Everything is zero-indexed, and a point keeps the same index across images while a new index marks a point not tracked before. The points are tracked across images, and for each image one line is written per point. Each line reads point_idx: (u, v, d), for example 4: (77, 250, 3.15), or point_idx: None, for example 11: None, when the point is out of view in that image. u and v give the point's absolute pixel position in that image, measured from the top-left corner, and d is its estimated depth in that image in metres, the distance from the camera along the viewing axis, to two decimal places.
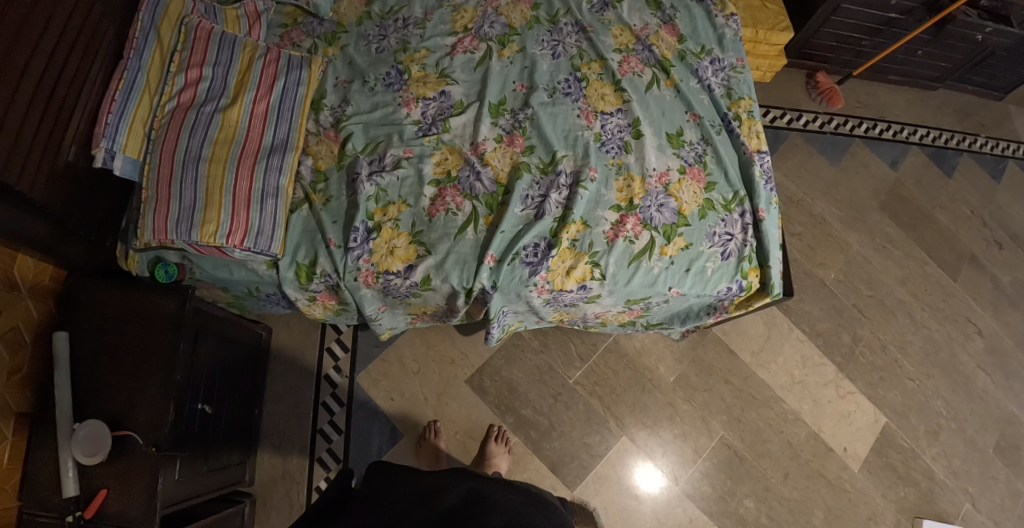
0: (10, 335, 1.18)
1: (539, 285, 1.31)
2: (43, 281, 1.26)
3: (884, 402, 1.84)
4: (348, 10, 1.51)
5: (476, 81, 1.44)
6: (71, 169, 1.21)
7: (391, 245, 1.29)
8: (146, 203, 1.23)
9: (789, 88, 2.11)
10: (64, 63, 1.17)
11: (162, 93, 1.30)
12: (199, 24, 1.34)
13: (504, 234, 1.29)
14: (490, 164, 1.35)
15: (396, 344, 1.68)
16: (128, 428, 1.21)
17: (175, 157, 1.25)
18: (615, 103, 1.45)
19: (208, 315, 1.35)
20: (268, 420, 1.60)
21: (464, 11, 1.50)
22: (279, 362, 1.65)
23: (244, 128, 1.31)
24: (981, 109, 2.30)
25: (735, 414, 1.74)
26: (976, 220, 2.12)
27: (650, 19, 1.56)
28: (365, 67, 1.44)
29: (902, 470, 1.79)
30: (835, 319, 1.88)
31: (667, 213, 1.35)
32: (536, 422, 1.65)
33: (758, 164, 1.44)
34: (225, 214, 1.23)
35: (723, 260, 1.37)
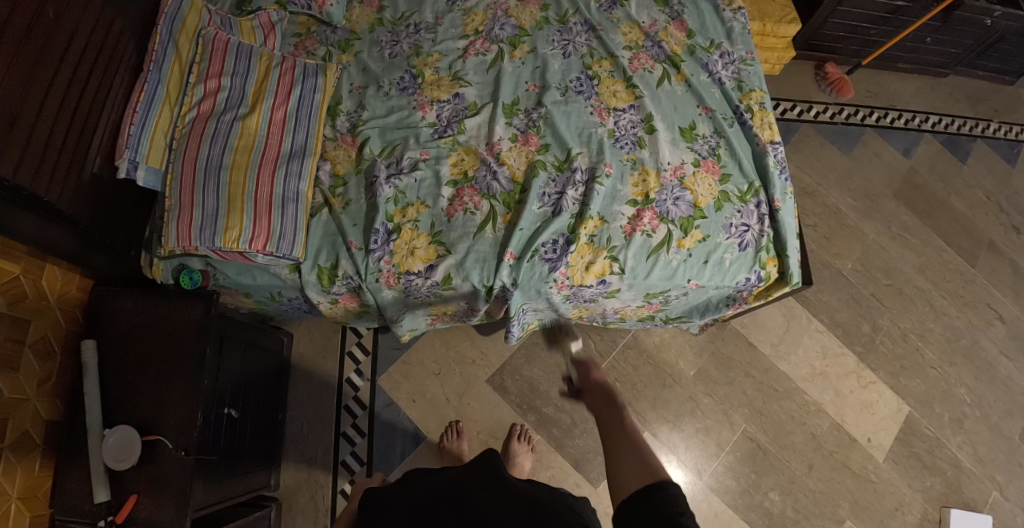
0: (40, 344, 1.21)
1: (560, 282, 1.32)
2: (71, 291, 1.29)
3: (907, 391, 1.83)
4: (360, 18, 1.54)
5: (489, 83, 1.46)
6: (96, 181, 1.24)
7: (411, 246, 1.30)
8: (170, 212, 1.26)
9: (798, 80, 2.11)
10: (88, 76, 1.20)
11: (183, 104, 1.33)
12: (216, 35, 1.37)
13: (523, 231, 1.30)
14: (506, 163, 1.36)
15: (416, 346, 1.69)
16: (157, 432, 1.23)
17: (197, 166, 1.27)
18: (627, 99, 1.46)
19: (234, 321, 1.37)
20: (292, 425, 1.61)
21: (475, 14, 1.53)
22: (301, 367, 1.66)
23: (263, 135, 1.33)
24: (992, 93, 2.30)
25: (757, 407, 1.73)
26: (992, 206, 2.11)
27: (658, 16, 1.58)
28: (379, 72, 1.47)
29: (928, 459, 1.78)
30: (855, 309, 1.88)
31: (683, 206, 1.36)
32: (558, 419, 1.65)
33: (772, 155, 1.45)
34: (247, 219, 1.26)
35: (741, 251, 1.37)
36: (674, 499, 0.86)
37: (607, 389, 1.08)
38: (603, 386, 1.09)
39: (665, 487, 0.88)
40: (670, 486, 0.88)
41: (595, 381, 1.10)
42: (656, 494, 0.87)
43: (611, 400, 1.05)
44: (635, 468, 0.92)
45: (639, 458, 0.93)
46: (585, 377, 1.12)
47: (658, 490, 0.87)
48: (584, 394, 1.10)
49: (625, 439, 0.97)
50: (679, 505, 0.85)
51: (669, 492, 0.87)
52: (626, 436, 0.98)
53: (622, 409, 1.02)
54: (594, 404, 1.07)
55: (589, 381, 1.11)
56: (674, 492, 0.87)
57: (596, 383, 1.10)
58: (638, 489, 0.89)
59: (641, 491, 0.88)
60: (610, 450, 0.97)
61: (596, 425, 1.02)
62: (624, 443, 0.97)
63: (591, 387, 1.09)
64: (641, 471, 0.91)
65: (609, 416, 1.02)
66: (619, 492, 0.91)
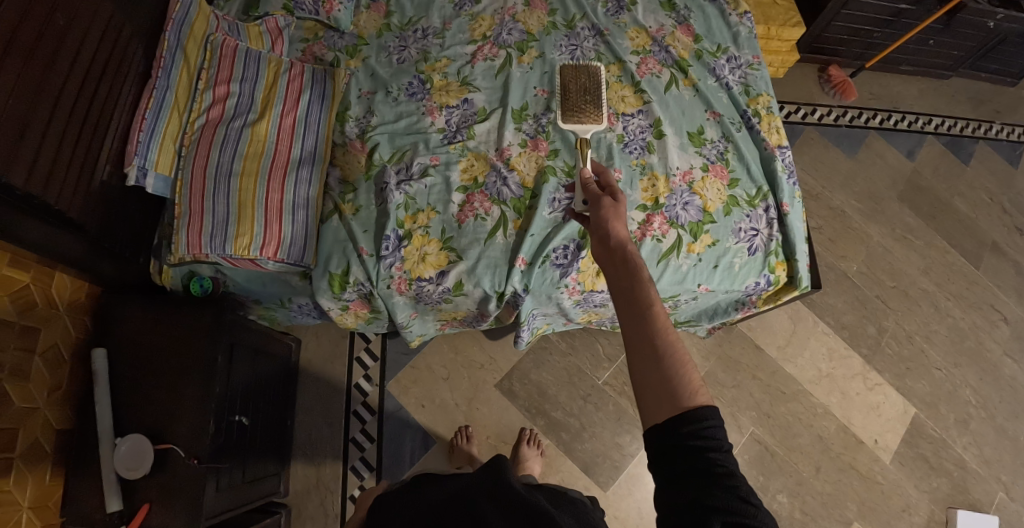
0: (50, 354, 1.20)
1: (570, 287, 1.33)
2: (80, 299, 1.28)
3: (913, 392, 1.84)
4: (368, 23, 1.54)
5: (498, 88, 1.46)
6: (105, 188, 1.23)
7: (422, 252, 1.30)
8: (180, 219, 1.25)
9: (802, 83, 2.12)
10: (98, 83, 1.19)
11: (191, 111, 1.33)
12: (224, 41, 1.38)
13: (534, 237, 1.31)
14: (516, 169, 1.36)
15: (425, 351, 1.69)
16: (169, 441, 1.22)
17: (206, 173, 1.27)
18: (635, 104, 1.46)
19: (245, 327, 1.37)
20: (300, 431, 1.61)
21: (482, 19, 1.54)
22: (309, 373, 1.66)
23: (272, 142, 1.33)
24: (994, 95, 2.31)
25: (765, 410, 1.74)
26: (995, 207, 2.13)
27: (665, 20, 1.59)
28: (387, 77, 1.46)
29: (934, 460, 1.78)
30: (860, 311, 1.89)
31: (692, 211, 1.36)
32: (567, 423, 1.65)
33: (780, 159, 1.46)
34: (258, 226, 1.26)
35: (750, 255, 1.38)
36: (708, 434, 0.84)
37: (630, 257, 1.00)
38: (625, 253, 1.01)
39: (698, 419, 0.84)
40: (705, 414, 0.84)
41: (615, 241, 1.04)
42: (687, 429, 0.84)
43: (636, 278, 0.97)
44: (663, 385, 0.87)
45: (668, 374, 0.88)
46: (604, 234, 1.05)
47: (692, 424, 0.84)
48: (605, 252, 1.04)
49: (651, 342, 0.90)
50: (712, 440, 0.83)
51: (704, 425, 0.84)
52: (652, 336, 0.91)
53: (647, 295, 0.94)
54: (615, 274, 1.00)
55: (607, 236, 1.05)
56: (708, 425, 0.84)
57: (619, 244, 1.03)
58: (666, 418, 0.86)
59: (671, 421, 0.85)
60: (634, 348, 0.92)
61: (618, 305, 0.96)
62: (650, 347, 0.90)
63: (613, 249, 1.03)
64: (669, 391, 0.87)
65: (635, 295, 0.95)
66: (643, 404, 0.89)
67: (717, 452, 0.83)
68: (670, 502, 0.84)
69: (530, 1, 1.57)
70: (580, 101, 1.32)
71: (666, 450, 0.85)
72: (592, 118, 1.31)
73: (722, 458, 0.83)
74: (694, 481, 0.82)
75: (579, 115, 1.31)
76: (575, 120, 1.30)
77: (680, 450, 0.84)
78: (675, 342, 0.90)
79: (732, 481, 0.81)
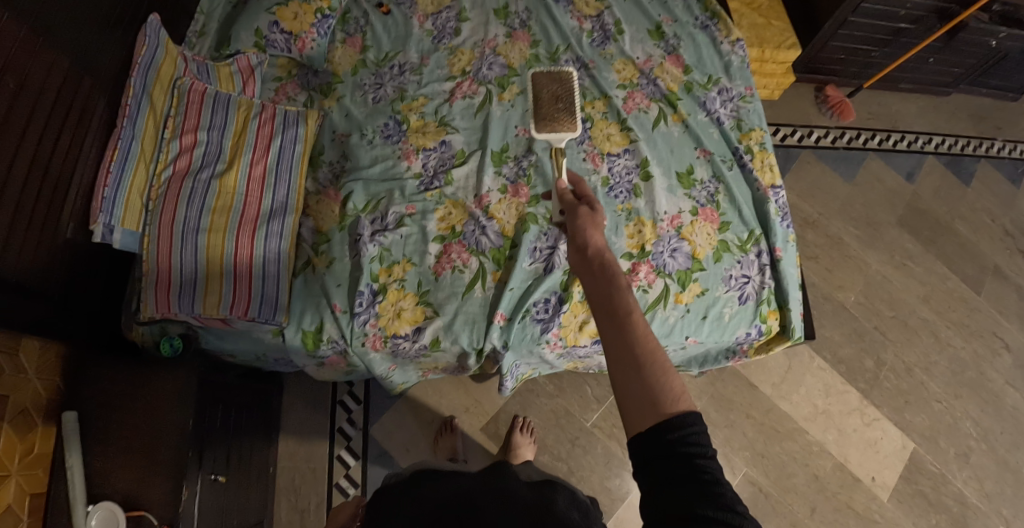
0: (19, 419, 1.12)
1: (551, 342, 1.29)
2: (49, 361, 1.21)
3: (912, 427, 1.77)
4: (343, 59, 1.48)
5: (477, 128, 1.41)
6: (71, 245, 1.18)
7: (398, 307, 1.25)
8: (147, 277, 1.20)
9: (798, 104, 2.08)
10: (56, 141, 1.12)
11: (158, 161, 1.25)
12: (192, 86, 1.31)
13: (513, 291, 1.27)
14: (496, 217, 1.32)
15: (411, 392, 1.65)
16: (141, 507, 1.14)
17: (174, 229, 1.21)
18: (621, 143, 1.40)
19: (219, 386, 1.34)
20: (281, 478, 1.55)
21: (461, 54, 1.48)
22: (291, 418, 1.60)
23: (242, 193, 1.28)
24: (996, 111, 2.25)
25: (758, 449, 1.69)
26: (997, 229, 2.06)
27: (653, 50, 1.54)
28: (362, 119, 1.40)
29: (933, 496, 1.71)
30: (857, 344, 1.83)
31: (680, 258, 1.31)
32: (555, 468, 1.61)
33: (773, 201, 1.41)
34: (227, 285, 1.22)
35: (740, 305, 1.33)
36: (693, 438, 0.76)
37: (606, 262, 0.93)
38: (601, 258, 0.93)
39: (684, 425, 0.77)
40: (689, 420, 0.77)
41: (591, 248, 0.95)
42: (672, 438, 0.77)
43: (612, 284, 0.90)
44: (644, 392, 0.80)
45: (649, 381, 0.80)
46: (579, 239, 0.97)
47: (676, 431, 0.77)
48: (580, 261, 0.96)
49: (631, 349, 0.82)
50: (698, 447, 0.76)
51: (690, 431, 0.77)
52: (632, 343, 0.83)
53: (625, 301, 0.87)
54: (590, 280, 0.92)
55: (582, 244, 0.96)
56: (693, 431, 0.77)
57: (595, 253, 0.94)
58: (650, 427, 0.78)
59: (654, 430, 0.77)
60: (613, 358, 0.84)
61: (594, 314, 0.88)
62: (629, 355, 0.82)
63: (588, 257, 0.95)
64: (651, 400, 0.79)
65: (612, 302, 0.87)
66: (626, 417, 0.81)
67: (703, 457, 0.76)
68: (655, 516, 0.75)
69: (512, 33, 1.51)
70: (553, 109, 1.17)
71: (649, 461, 0.77)
72: (568, 127, 1.15)
73: (709, 465, 0.76)
74: (680, 489, 0.74)
75: (552, 123, 1.16)
76: (549, 128, 1.15)
77: (664, 459, 0.76)
78: (655, 348, 0.83)
79: (720, 489, 0.74)
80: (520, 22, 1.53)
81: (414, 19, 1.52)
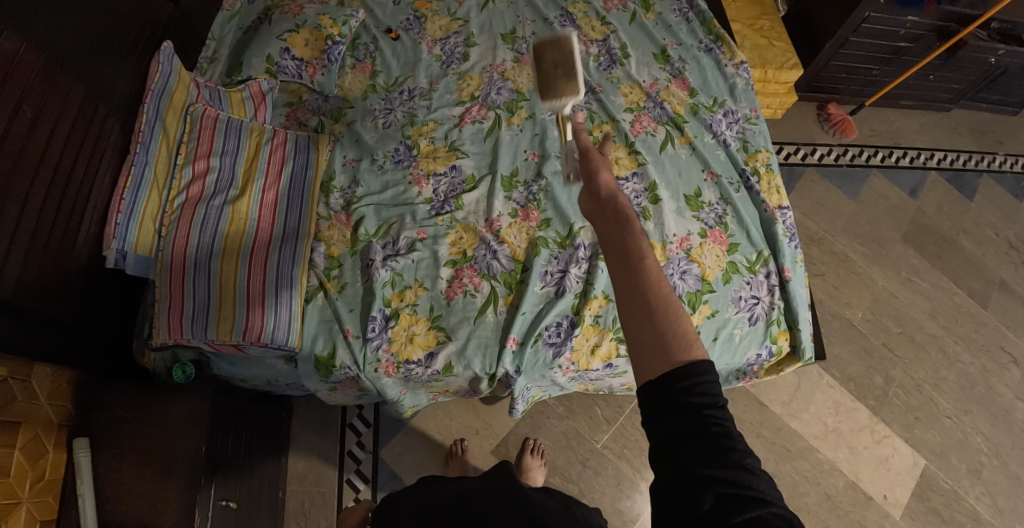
0: (31, 445, 1.11)
1: (564, 366, 1.30)
2: (63, 385, 1.20)
3: (923, 443, 1.77)
4: (353, 85, 1.49)
5: (487, 153, 1.43)
6: (84, 272, 1.16)
7: (410, 332, 1.26)
8: (159, 302, 1.18)
9: (801, 122, 2.10)
10: (71, 168, 1.12)
11: (170, 188, 1.24)
12: (205, 112, 1.30)
13: (525, 315, 1.28)
14: (507, 241, 1.33)
15: (421, 414, 1.65)
16: None
17: (186, 255, 1.20)
18: (629, 166, 1.42)
19: (230, 412, 1.33)
20: (291, 502, 1.54)
21: (469, 78, 1.50)
22: (301, 441, 1.60)
23: (254, 219, 1.27)
24: (996, 125, 2.27)
25: (769, 468, 1.68)
26: (1002, 243, 2.07)
27: (659, 74, 1.57)
28: (372, 144, 1.42)
29: (946, 513, 1.70)
30: (866, 361, 1.83)
31: (690, 280, 1.32)
32: (566, 489, 1.60)
33: (781, 222, 1.42)
34: (239, 310, 1.20)
35: (751, 326, 1.34)
36: (704, 389, 0.74)
37: (619, 208, 0.91)
38: (616, 203, 0.92)
39: (695, 375, 0.75)
40: (700, 368, 0.75)
41: (604, 193, 0.94)
42: (683, 386, 0.75)
43: (625, 228, 0.88)
44: (654, 338, 0.78)
45: (660, 326, 0.79)
46: (593, 185, 0.95)
47: (687, 380, 0.75)
48: (593, 205, 0.94)
49: (644, 294, 0.81)
50: (709, 397, 0.74)
51: (701, 379, 0.75)
52: (644, 288, 0.82)
53: (636, 244, 0.85)
54: (603, 225, 0.91)
55: (597, 189, 0.94)
56: (705, 380, 0.75)
57: (609, 198, 0.93)
58: (658, 375, 0.76)
59: (665, 376, 0.76)
60: (624, 301, 0.82)
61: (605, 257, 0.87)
62: (641, 299, 0.81)
63: (602, 201, 0.93)
64: (660, 345, 0.77)
65: (626, 247, 0.86)
66: (635, 362, 0.80)
67: (714, 409, 0.74)
68: (665, 467, 0.74)
69: (519, 58, 1.54)
70: None
71: (659, 410, 0.75)
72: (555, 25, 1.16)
73: (721, 418, 0.74)
74: (690, 442, 0.73)
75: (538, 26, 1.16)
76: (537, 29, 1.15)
77: (674, 408, 0.75)
78: (665, 293, 0.81)
79: (730, 444, 0.73)
80: (527, 46, 1.56)
81: (423, 44, 1.55)
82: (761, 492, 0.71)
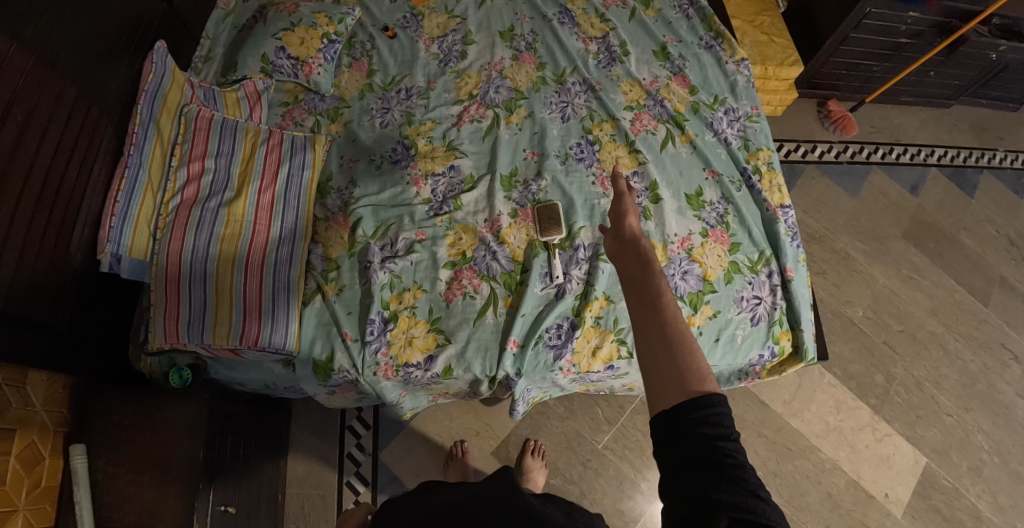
0: (27, 452, 1.09)
1: (565, 369, 1.28)
2: (59, 390, 1.18)
3: (924, 441, 1.76)
4: (350, 84, 1.48)
5: (485, 152, 1.41)
6: (78, 277, 1.15)
7: (409, 335, 1.25)
8: (155, 307, 1.17)
9: (801, 119, 2.09)
10: (64, 170, 1.10)
11: (165, 190, 1.22)
12: (199, 112, 1.29)
13: (525, 317, 1.27)
14: (507, 242, 1.32)
15: (421, 416, 1.64)
16: None
17: (182, 259, 1.18)
18: (629, 165, 1.41)
19: (228, 416, 1.32)
20: (291, 505, 1.53)
21: (468, 77, 1.49)
22: (301, 444, 1.59)
23: (251, 221, 1.25)
24: (996, 121, 2.26)
25: (771, 468, 1.68)
26: (1002, 240, 2.06)
27: (659, 71, 1.55)
28: (370, 144, 1.40)
29: (947, 511, 1.69)
30: (867, 360, 1.83)
31: (692, 280, 1.31)
32: (567, 490, 1.59)
33: (783, 221, 1.41)
34: (237, 315, 1.19)
35: (753, 326, 1.33)
36: (716, 420, 0.74)
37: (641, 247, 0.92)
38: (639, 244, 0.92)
39: (708, 405, 0.74)
40: (713, 401, 0.75)
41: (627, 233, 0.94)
42: (696, 416, 0.74)
43: (646, 266, 0.88)
44: (671, 370, 0.78)
45: (675, 357, 0.78)
46: (617, 228, 0.95)
47: (700, 410, 0.74)
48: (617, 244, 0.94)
49: (661, 329, 0.81)
50: (722, 429, 0.74)
51: (714, 411, 0.74)
52: (662, 322, 0.81)
53: (654, 281, 0.85)
54: (623, 265, 0.91)
55: (620, 229, 0.95)
56: (718, 412, 0.74)
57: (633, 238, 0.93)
58: (674, 405, 0.76)
59: (678, 407, 0.75)
60: (641, 335, 0.82)
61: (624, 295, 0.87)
62: (658, 333, 0.80)
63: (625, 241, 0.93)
64: (675, 377, 0.77)
65: (645, 284, 0.86)
66: (649, 394, 0.79)
67: (727, 440, 0.74)
68: (675, 494, 0.74)
69: (518, 56, 1.52)
70: None
71: (671, 441, 0.75)
72: None
73: (732, 448, 0.73)
74: (700, 472, 0.73)
75: None
76: None
77: (686, 439, 0.74)
78: (682, 327, 0.81)
79: (742, 473, 0.72)
80: (525, 44, 1.55)
81: (420, 42, 1.53)
82: (774, 524, 0.70)
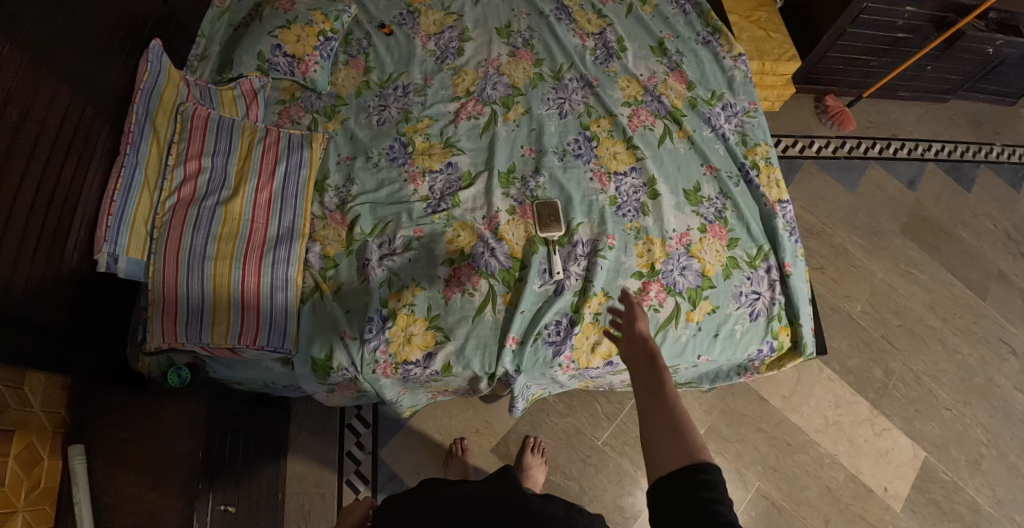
0: (25, 453, 1.08)
1: (564, 365, 1.28)
2: (55, 391, 1.17)
3: (923, 435, 1.77)
4: (346, 81, 1.47)
5: (483, 149, 1.41)
6: (75, 276, 1.14)
7: (408, 332, 1.24)
8: (153, 307, 1.16)
9: (798, 115, 2.09)
10: (59, 171, 1.09)
11: (161, 189, 1.21)
12: (195, 111, 1.27)
13: (524, 314, 1.26)
14: (505, 238, 1.32)
15: (420, 414, 1.64)
16: None
17: (179, 257, 1.17)
18: (627, 161, 1.41)
19: (227, 415, 1.32)
20: (290, 503, 1.53)
21: (465, 73, 1.48)
22: (300, 443, 1.59)
23: (248, 220, 1.24)
24: (992, 116, 2.27)
25: (771, 463, 1.68)
26: (1000, 234, 2.07)
27: (657, 67, 1.55)
28: (367, 142, 1.40)
29: (946, 505, 1.70)
30: (866, 354, 1.83)
31: (690, 275, 1.32)
32: (566, 487, 1.59)
33: (781, 216, 1.41)
34: (235, 313, 1.18)
35: (752, 322, 1.33)
36: (710, 484, 0.77)
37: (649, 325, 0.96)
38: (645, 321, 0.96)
39: (701, 471, 0.78)
40: (707, 468, 0.78)
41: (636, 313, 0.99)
42: (692, 479, 0.78)
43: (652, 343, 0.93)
44: (670, 436, 0.81)
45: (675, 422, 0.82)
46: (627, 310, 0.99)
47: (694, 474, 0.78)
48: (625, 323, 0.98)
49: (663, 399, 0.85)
50: (715, 493, 0.77)
51: (709, 476, 0.77)
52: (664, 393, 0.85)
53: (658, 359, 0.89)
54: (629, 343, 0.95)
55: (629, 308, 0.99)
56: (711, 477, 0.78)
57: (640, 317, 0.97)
58: (671, 470, 0.79)
59: (676, 471, 0.79)
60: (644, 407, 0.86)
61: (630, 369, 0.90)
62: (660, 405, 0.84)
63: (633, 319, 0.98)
64: (674, 441, 0.81)
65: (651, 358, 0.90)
66: (648, 458, 0.83)
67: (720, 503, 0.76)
68: None
69: (515, 53, 1.52)
70: None
71: (666, 502, 0.78)
72: None
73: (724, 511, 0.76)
74: None
75: None
76: None
77: (681, 501, 0.77)
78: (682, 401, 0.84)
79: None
80: (522, 40, 1.54)
81: (417, 39, 1.52)
82: None
